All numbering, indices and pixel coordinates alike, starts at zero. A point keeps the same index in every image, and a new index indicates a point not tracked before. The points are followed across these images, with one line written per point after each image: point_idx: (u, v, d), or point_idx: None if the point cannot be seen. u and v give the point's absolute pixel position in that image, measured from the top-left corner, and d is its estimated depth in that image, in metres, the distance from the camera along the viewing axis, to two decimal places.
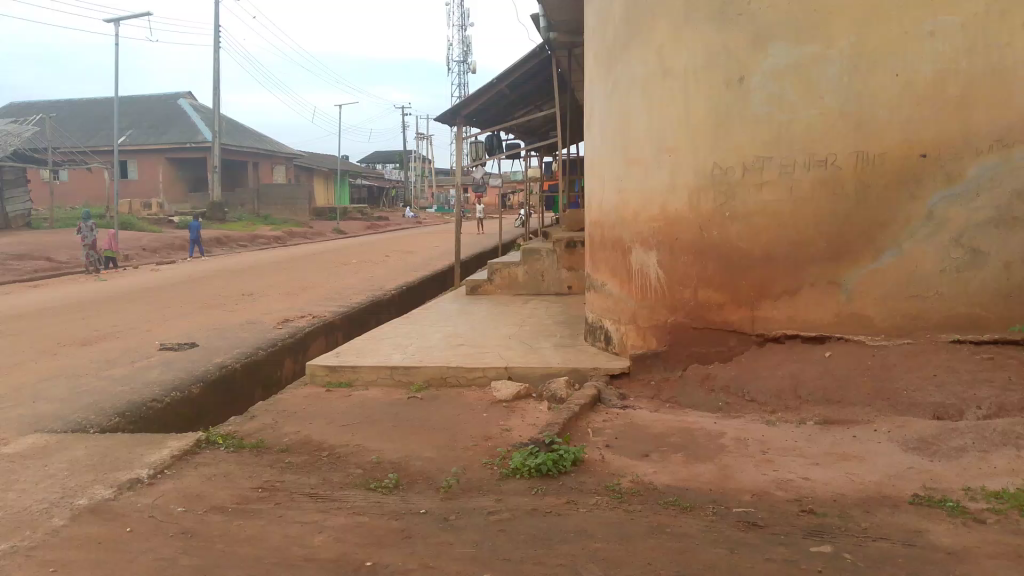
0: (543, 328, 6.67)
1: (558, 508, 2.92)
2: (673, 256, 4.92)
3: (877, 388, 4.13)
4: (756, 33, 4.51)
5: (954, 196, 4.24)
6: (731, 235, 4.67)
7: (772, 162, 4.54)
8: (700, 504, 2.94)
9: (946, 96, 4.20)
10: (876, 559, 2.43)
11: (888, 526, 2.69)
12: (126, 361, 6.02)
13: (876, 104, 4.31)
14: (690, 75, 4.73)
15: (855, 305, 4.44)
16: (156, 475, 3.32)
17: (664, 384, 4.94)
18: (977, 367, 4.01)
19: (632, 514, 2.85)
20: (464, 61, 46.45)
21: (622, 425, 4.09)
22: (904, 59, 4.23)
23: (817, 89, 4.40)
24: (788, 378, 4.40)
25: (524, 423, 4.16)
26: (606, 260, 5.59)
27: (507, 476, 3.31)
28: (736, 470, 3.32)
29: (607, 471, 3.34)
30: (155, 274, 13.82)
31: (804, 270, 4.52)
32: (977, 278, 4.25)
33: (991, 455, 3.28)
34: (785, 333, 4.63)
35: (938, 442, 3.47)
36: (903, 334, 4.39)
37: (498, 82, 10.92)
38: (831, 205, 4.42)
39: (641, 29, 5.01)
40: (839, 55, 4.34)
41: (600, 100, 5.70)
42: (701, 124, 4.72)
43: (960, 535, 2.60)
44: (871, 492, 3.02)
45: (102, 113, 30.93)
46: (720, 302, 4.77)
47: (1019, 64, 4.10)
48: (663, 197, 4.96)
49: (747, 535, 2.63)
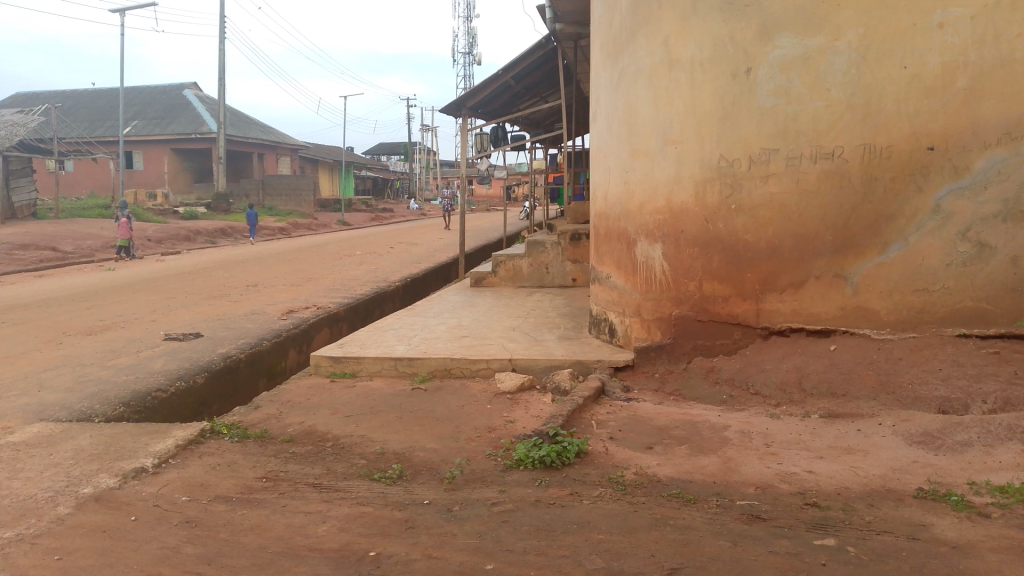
0: (547, 320, 6.67)
1: (561, 500, 2.92)
2: (678, 247, 4.91)
3: (882, 381, 4.12)
4: (763, 24, 4.49)
5: (962, 189, 4.21)
6: (737, 227, 4.66)
7: (778, 154, 4.52)
8: (704, 497, 2.94)
9: (955, 88, 4.17)
10: (880, 553, 2.43)
11: (892, 520, 2.69)
12: (131, 350, 6.04)
13: (884, 95, 4.28)
14: (696, 66, 4.72)
15: (861, 298, 4.43)
16: (161, 464, 3.33)
17: (668, 376, 4.93)
18: (982, 362, 4.00)
19: (635, 506, 2.85)
20: (469, 52, 46.40)
21: (626, 417, 4.09)
22: (912, 51, 4.20)
23: (825, 81, 4.37)
24: (793, 371, 4.40)
25: (527, 415, 4.16)
26: (611, 253, 5.58)
27: (511, 467, 3.31)
28: (740, 463, 3.31)
29: (611, 463, 3.35)
30: (159, 265, 13.82)
31: (810, 262, 4.51)
32: (984, 272, 4.23)
33: (996, 449, 3.27)
34: (789, 326, 4.61)
35: (943, 436, 3.46)
36: (909, 327, 4.37)
37: (503, 73, 10.90)
38: (838, 198, 4.40)
39: (647, 20, 4.99)
40: (846, 46, 4.31)
41: (606, 91, 5.67)
42: (707, 116, 4.70)
43: (964, 529, 2.59)
44: (875, 486, 3.02)
45: (108, 103, 31.03)
46: (725, 295, 4.76)
47: None
48: (668, 188, 4.95)
49: (751, 527, 2.63)
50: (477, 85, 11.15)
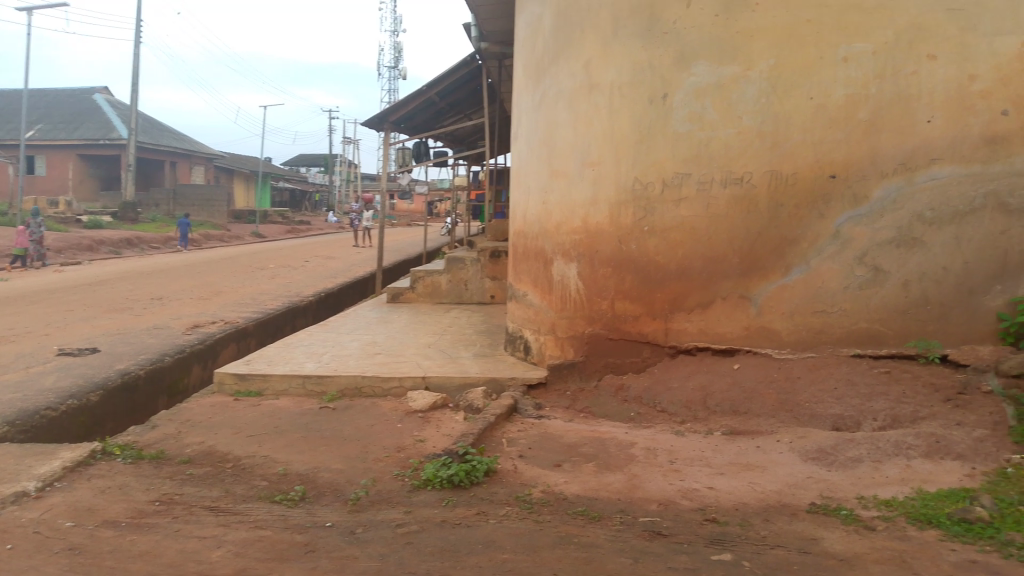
0: (463, 337, 6.66)
1: (467, 519, 2.91)
2: (593, 266, 5.00)
3: (781, 399, 4.29)
4: (680, 52, 4.64)
5: (859, 216, 4.45)
6: (650, 248, 4.78)
7: (690, 178, 4.67)
8: (608, 513, 2.99)
9: (856, 120, 4.40)
10: (774, 566, 2.52)
11: (786, 534, 2.79)
12: (19, 366, 5.71)
13: (790, 124, 4.49)
14: (615, 90, 4.84)
15: (763, 318, 4.61)
16: (44, 488, 3.15)
17: (579, 394, 5.01)
18: (874, 381, 4.22)
19: (541, 524, 2.87)
20: (395, 67, 46.16)
21: (536, 434, 4.12)
22: (818, 83, 4.42)
23: (735, 109, 4.56)
24: (699, 389, 4.54)
25: (437, 433, 4.13)
26: (528, 270, 5.63)
27: (418, 487, 3.28)
28: (645, 480, 3.38)
29: (519, 482, 3.35)
30: (58, 275, 13.16)
31: (717, 284, 4.66)
32: (878, 295, 4.46)
33: (885, 465, 3.46)
34: (696, 345, 4.76)
35: (836, 452, 3.63)
36: (808, 347, 4.57)
37: (427, 89, 10.88)
38: (745, 222, 4.58)
39: (569, 42, 5.09)
40: (757, 77, 4.51)
41: (528, 111, 5.75)
42: (624, 138, 4.83)
43: (853, 542, 2.72)
44: (772, 501, 3.13)
45: (7, 104, 29.44)
46: (637, 314, 4.87)
47: (924, 92, 4.33)
48: (584, 208, 5.04)
49: (653, 543, 2.69)
50: (400, 100, 11.09)
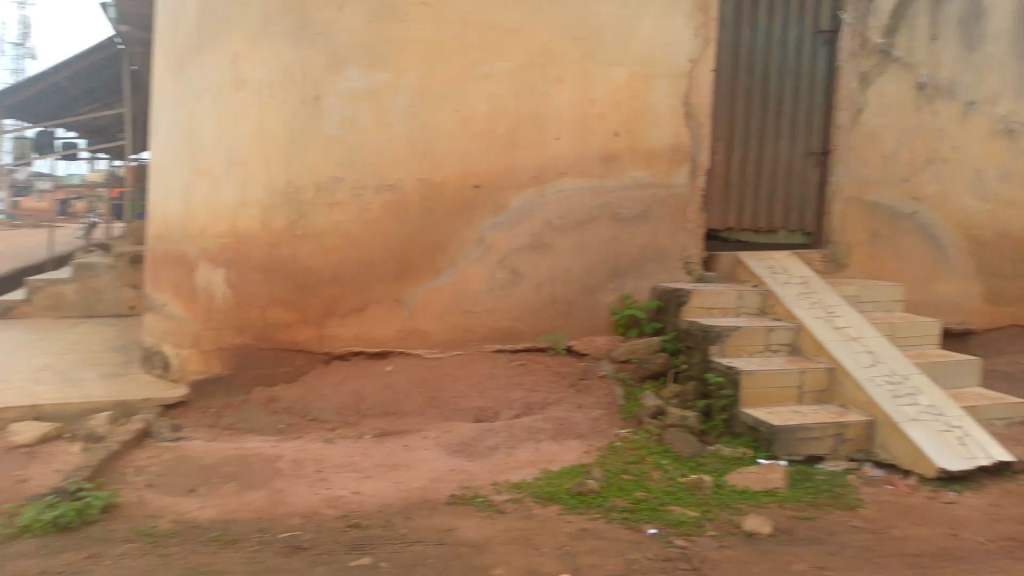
0: (92, 355, 5.92)
1: (75, 566, 2.59)
2: (242, 273, 4.75)
3: (428, 398, 4.48)
4: (332, 55, 4.61)
5: (500, 223, 4.80)
6: (303, 253, 4.68)
7: (344, 183, 4.66)
8: (245, 534, 2.86)
9: (496, 134, 4.75)
10: (408, 563, 2.61)
11: (423, 529, 2.92)
12: None
13: (438, 135, 4.70)
14: (264, 89, 4.66)
15: (415, 320, 4.77)
16: None
17: (227, 409, 4.73)
18: (511, 375, 4.59)
19: (166, 557, 2.65)
20: (20, 42, 39.69)
21: (171, 459, 3.80)
22: (462, 97, 4.70)
23: (387, 117, 4.65)
24: (351, 394, 4.55)
25: (48, 470, 3.61)
26: (169, 277, 5.18)
27: (14, 536, 2.84)
28: (288, 492, 3.30)
29: (143, 514, 3.06)
30: None
31: (371, 288, 4.72)
32: (515, 295, 4.85)
33: (515, 452, 3.78)
34: (350, 349, 4.76)
35: (475, 444, 3.88)
36: (455, 346, 4.82)
37: (51, 71, 9.50)
38: (398, 228, 4.69)
39: (213, 33, 4.78)
40: (407, 87, 4.65)
41: (167, 104, 5.28)
42: (275, 140, 4.67)
43: (484, 527, 2.93)
44: (414, 497, 3.25)
45: None
46: (290, 322, 4.75)
47: (552, 112, 4.82)
48: (232, 212, 4.77)
49: (289, 559, 2.64)
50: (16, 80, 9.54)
